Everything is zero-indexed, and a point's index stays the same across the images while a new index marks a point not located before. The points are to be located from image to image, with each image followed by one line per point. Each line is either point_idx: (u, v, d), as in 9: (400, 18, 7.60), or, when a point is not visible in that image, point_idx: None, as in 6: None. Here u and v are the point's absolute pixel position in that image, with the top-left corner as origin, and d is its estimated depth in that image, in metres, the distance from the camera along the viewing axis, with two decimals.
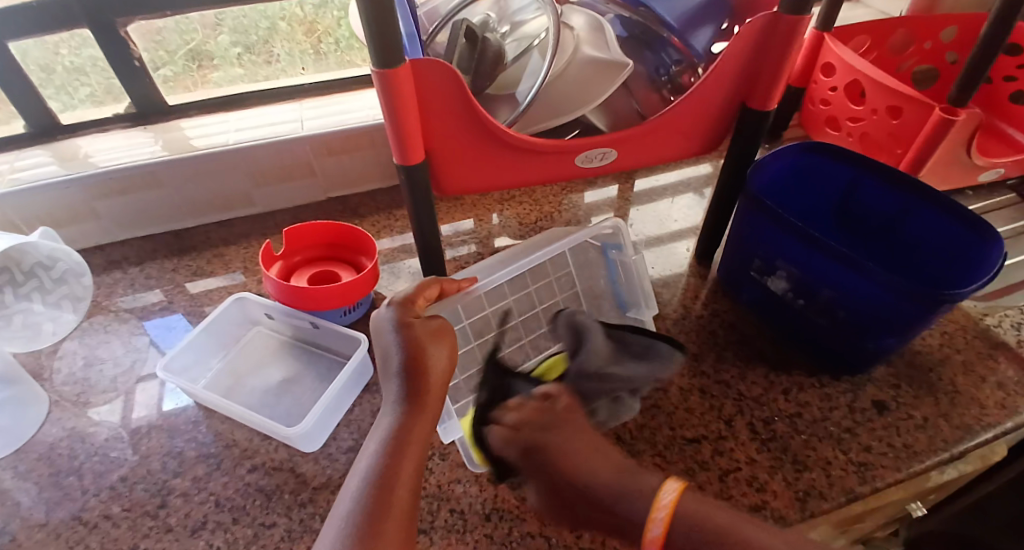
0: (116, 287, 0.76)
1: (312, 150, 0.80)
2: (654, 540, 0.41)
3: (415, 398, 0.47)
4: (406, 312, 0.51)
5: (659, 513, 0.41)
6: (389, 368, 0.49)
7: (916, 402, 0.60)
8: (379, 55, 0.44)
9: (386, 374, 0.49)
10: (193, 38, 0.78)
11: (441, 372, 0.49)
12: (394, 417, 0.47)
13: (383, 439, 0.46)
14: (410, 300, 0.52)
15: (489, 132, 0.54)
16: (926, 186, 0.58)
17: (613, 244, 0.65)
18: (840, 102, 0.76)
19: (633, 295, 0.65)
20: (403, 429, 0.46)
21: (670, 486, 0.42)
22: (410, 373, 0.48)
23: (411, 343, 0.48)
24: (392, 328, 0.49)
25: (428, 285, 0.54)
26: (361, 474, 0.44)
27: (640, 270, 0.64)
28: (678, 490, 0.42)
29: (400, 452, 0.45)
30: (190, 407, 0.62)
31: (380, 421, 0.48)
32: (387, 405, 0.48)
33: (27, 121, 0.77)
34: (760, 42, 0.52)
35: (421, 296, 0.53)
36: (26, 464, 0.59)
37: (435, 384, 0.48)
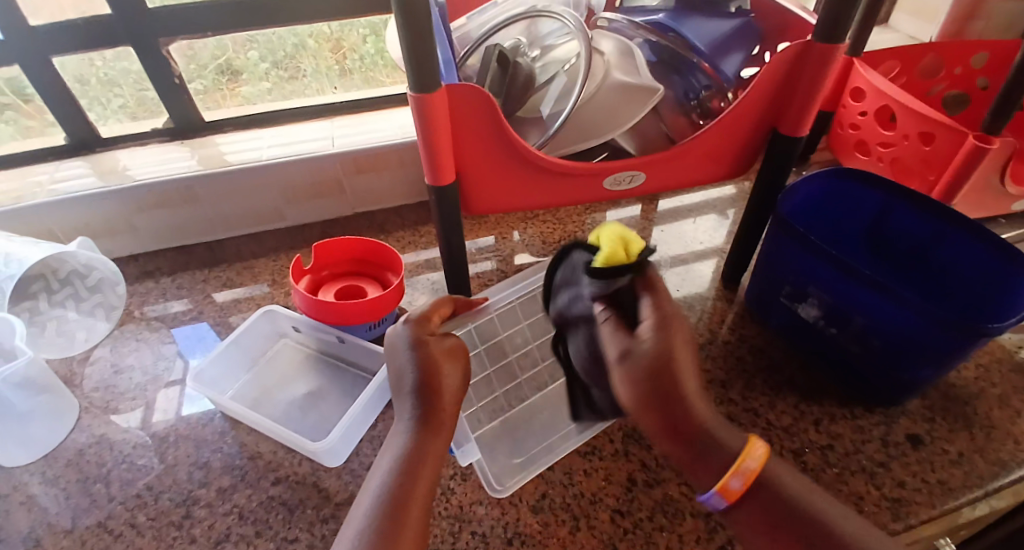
0: (148, 296, 0.78)
1: (342, 167, 0.82)
2: (743, 476, 0.41)
3: (428, 419, 0.47)
4: (423, 328, 0.51)
5: (753, 455, 0.42)
6: (403, 386, 0.49)
7: (950, 435, 0.58)
8: (415, 77, 0.45)
9: (399, 393, 0.49)
10: (224, 54, 0.79)
11: (455, 389, 0.49)
12: (407, 437, 0.47)
13: (396, 458, 0.46)
14: (426, 317, 0.53)
15: (519, 155, 0.54)
16: (959, 215, 0.57)
17: None
18: (870, 127, 0.75)
19: None
20: (417, 449, 0.46)
21: (755, 453, 0.42)
22: (424, 393, 0.48)
23: (427, 363, 0.48)
24: (407, 346, 0.50)
25: (443, 304, 0.56)
26: (374, 493, 0.44)
27: None
28: (762, 459, 0.42)
29: (414, 472, 0.45)
30: (217, 417, 0.63)
31: (393, 439, 0.48)
32: (400, 424, 0.48)
33: (68, 133, 0.79)
34: (792, 68, 0.52)
35: (436, 313, 0.54)
36: (56, 469, 0.60)
37: (448, 404, 0.48)
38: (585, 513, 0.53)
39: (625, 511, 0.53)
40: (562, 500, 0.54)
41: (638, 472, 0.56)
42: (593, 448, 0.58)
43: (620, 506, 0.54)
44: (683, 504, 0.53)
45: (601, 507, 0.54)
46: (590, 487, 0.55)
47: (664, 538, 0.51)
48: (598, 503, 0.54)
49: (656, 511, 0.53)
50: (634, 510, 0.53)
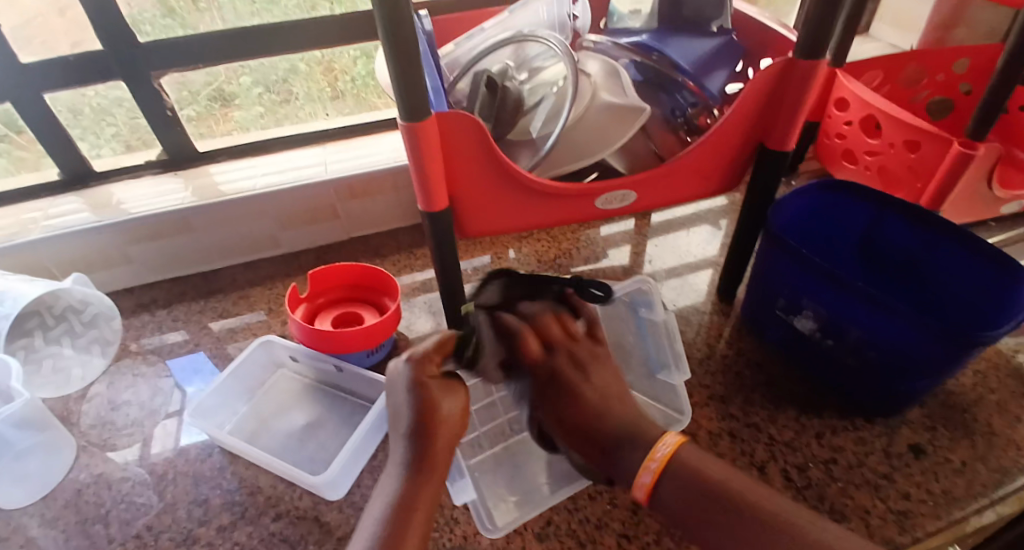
0: (144, 329, 0.78)
1: (335, 193, 0.82)
2: (643, 487, 0.47)
3: (423, 459, 0.47)
4: (422, 369, 0.50)
5: (654, 464, 0.47)
6: (400, 427, 0.50)
7: (952, 444, 0.58)
8: (405, 105, 0.45)
9: (395, 435, 0.50)
10: (215, 80, 0.79)
11: (451, 431, 0.49)
12: (401, 480, 0.47)
13: (390, 501, 0.46)
14: (428, 355, 0.51)
15: (510, 179, 0.55)
16: (948, 224, 0.58)
17: (643, 302, 0.67)
18: (856, 136, 0.75)
19: (662, 356, 0.65)
20: (411, 492, 0.46)
21: (668, 441, 0.48)
22: (420, 433, 0.48)
23: (423, 403, 0.49)
24: (405, 387, 0.50)
25: (446, 341, 0.53)
26: (366, 536, 0.44)
27: (669, 329, 0.65)
28: (673, 445, 0.48)
29: (408, 515, 0.45)
30: (215, 452, 0.62)
31: (386, 481, 0.48)
32: (395, 466, 0.48)
33: (61, 168, 0.80)
34: (776, 85, 0.53)
35: (440, 350, 0.52)
36: (53, 511, 0.59)
37: (443, 446, 0.49)
38: (592, 539, 0.53)
39: (632, 535, 0.53)
40: (568, 527, 0.54)
41: None
42: None
43: (627, 531, 0.53)
44: None
45: (608, 532, 0.53)
46: (596, 513, 0.55)
47: None
48: (604, 528, 0.54)
49: (663, 534, 0.53)
50: (641, 534, 0.53)
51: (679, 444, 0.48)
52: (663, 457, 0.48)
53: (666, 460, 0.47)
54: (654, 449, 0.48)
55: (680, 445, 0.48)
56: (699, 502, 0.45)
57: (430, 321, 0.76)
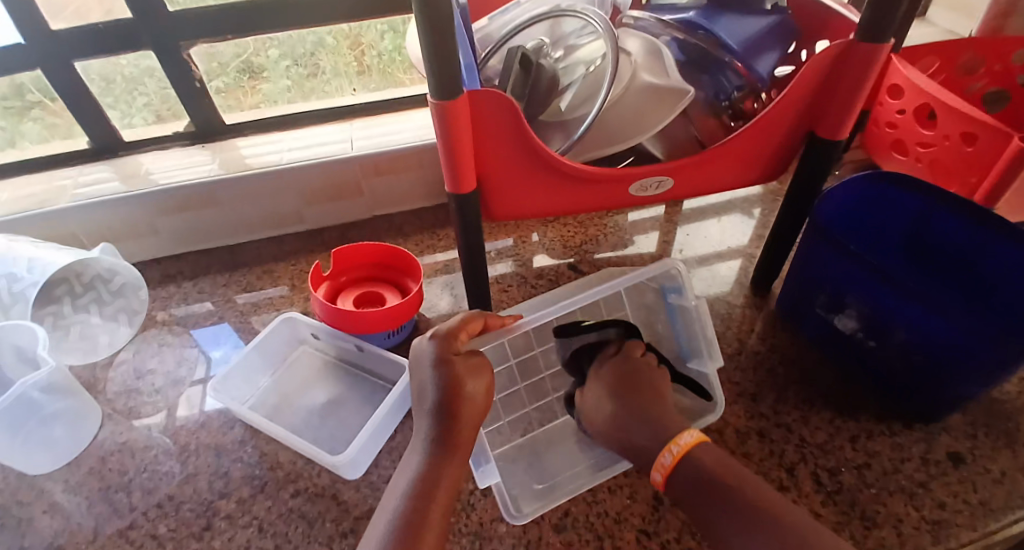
0: (169, 300, 0.78)
1: (360, 170, 0.81)
2: (665, 466, 0.49)
3: (446, 441, 0.47)
4: (447, 346, 0.50)
5: (676, 448, 0.49)
6: (423, 405, 0.49)
7: (994, 454, 0.56)
8: (437, 84, 0.43)
9: (419, 411, 0.49)
10: (244, 51, 0.78)
11: (475, 411, 0.49)
12: (422, 459, 0.46)
13: (412, 479, 0.46)
14: (453, 333, 0.51)
15: (542, 163, 0.53)
16: (1005, 222, 0.54)
17: (673, 287, 0.60)
18: (908, 126, 0.71)
19: (694, 343, 0.60)
20: (433, 472, 0.45)
21: (692, 433, 0.50)
22: (444, 412, 0.48)
23: (449, 383, 0.48)
24: (429, 363, 0.49)
25: (472, 319, 0.52)
26: (389, 514, 0.44)
27: (700, 313, 0.58)
28: (697, 437, 0.49)
29: (430, 495, 0.44)
30: (236, 427, 0.62)
31: (409, 459, 0.47)
32: (418, 443, 0.47)
33: (91, 138, 0.80)
34: (831, 70, 0.50)
35: (465, 328, 0.51)
36: (78, 476, 0.60)
37: (467, 426, 0.48)
38: (610, 534, 0.52)
39: (651, 532, 0.51)
40: (586, 519, 0.53)
41: (666, 491, 0.54)
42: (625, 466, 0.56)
43: (646, 527, 0.52)
44: None
45: (627, 527, 0.52)
46: (615, 507, 0.53)
47: None
48: (624, 523, 0.52)
49: (685, 533, 0.51)
50: (661, 530, 0.52)
51: (697, 440, 0.49)
52: (686, 443, 0.49)
53: (687, 447, 0.48)
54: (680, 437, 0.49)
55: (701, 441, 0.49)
56: (705, 492, 0.46)
57: (452, 303, 0.74)
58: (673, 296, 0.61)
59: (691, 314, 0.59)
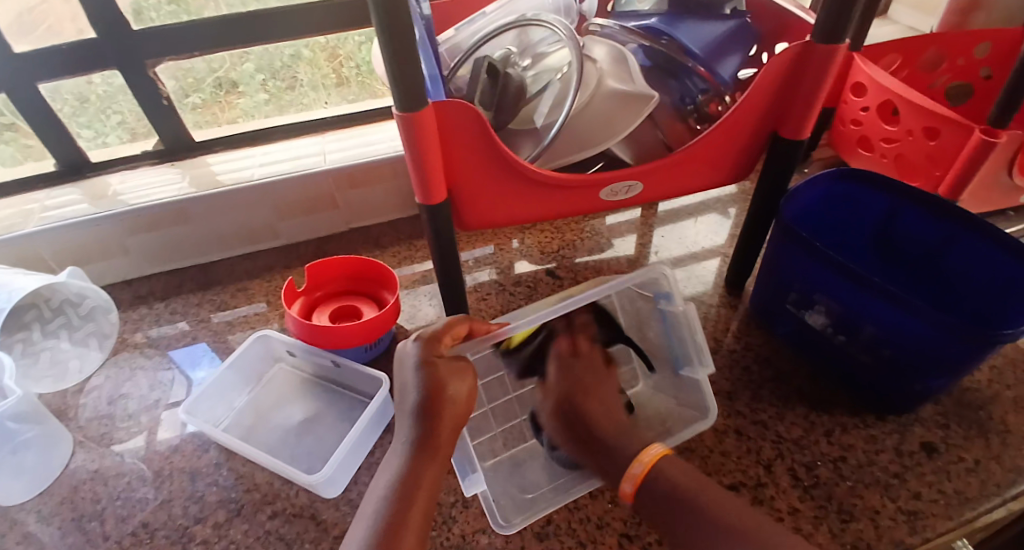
0: (142, 322, 0.77)
1: (334, 183, 0.80)
2: (632, 479, 0.47)
3: (425, 444, 0.46)
4: (431, 348, 0.50)
5: (641, 464, 0.47)
6: (404, 405, 0.48)
7: (966, 443, 0.56)
8: (400, 93, 0.43)
9: (401, 412, 0.49)
10: (220, 67, 0.78)
11: (454, 415, 0.48)
12: (402, 460, 0.46)
13: (391, 482, 0.45)
14: (437, 337, 0.50)
15: (510, 166, 0.52)
16: (965, 213, 0.55)
17: (661, 293, 0.59)
18: (873, 123, 0.72)
19: (686, 351, 0.60)
20: (411, 478, 0.45)
21: (654, 449, 0.48)
22: (426, 416, 0.47)
23: (432, 386, 0.47)
24: (414, 366, 0.49)
25: (456, 324, 0.52)
26: (368, 520, 0.43)
27: (688, 319, 0.58)
28: (659, 453, 0.47)
29: (409, 501, 0.44)
30: (212, 449, 0.61)
31: (389, 463, 0.47)
32: (397, 447, 0.47)
33: (57, 159, 0.78)
34: (792, 69, 0.50)
35: (450, 332, 0.51)
36: (50, 506, 0.58)
37: (446, 429, 0.47)
38: (592, 539, 0.51)
39: (633, 536, 0.51)
40: (568, 526, 0.52)
41: None
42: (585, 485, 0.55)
43: (628, 531, 0.52)
44: None
45: (608, 532, 0.52)
46: (596, 512, 0.53)
47: None
48: (605, 528, 0.52)
49: None
50: (642, 534, 0.51)
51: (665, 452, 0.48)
52: (653, 456, 0.48)
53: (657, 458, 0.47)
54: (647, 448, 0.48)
55: (662, 455, 0.48)
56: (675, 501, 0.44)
57: (431, 313, 0.74)
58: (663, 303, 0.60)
59: (680, 321, 0.59)
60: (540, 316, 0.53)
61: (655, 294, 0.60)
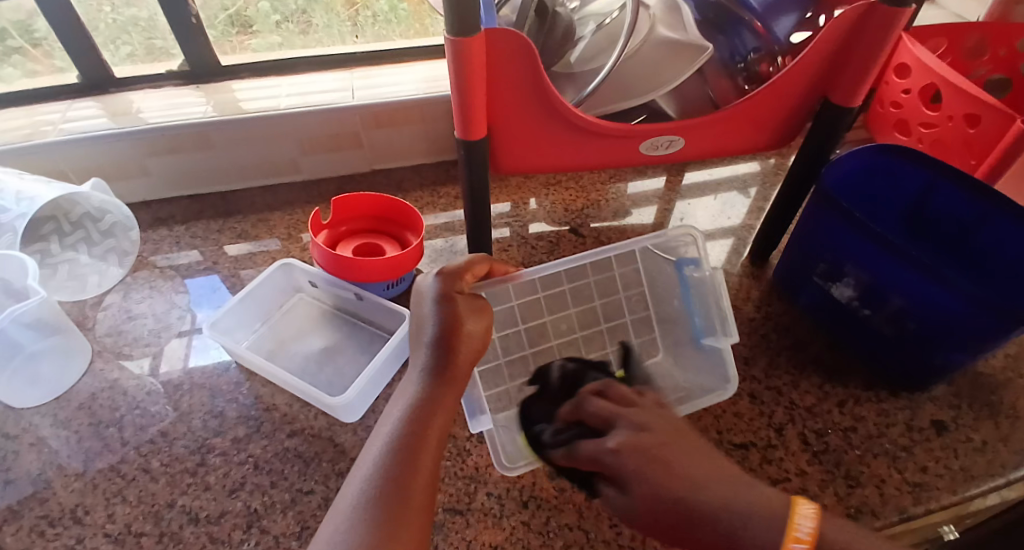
0: (161, 244, 0.76)
1: (360, 121, 0.79)
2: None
3: (444, 374, 0.45)
4: (451, 284, 0.49)
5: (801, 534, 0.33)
6: (421, 336, 0.48)
7: (976, 424, 0.57)
8: (454, 21, 0.42)
9: (415, 344, 0.48)
10: (232, 5, 0.78)
11: (472, 347, 0.48)
12: (419, 387, 0.45)
13: (407, 408, 0.44)
14: (459, 273, 0.50)
15: (554, 106, 0.52)
16: (1005, 197, 0.55)
17: (689, 261, 0.59)
18: (913, 105, 0.71)
19: (708, 321, 0.59)
20: (428, 403, 0.44)
21: (804, 509, 0.34)
22: (444, 346, 0.46)
23: (448, 315, 0.47)
24: (432, 299, 0.48)
25: (478, 262, 0.52)
26: (383, 438, 0.42)
27: (716, 286, 0.57)
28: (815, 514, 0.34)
29: (425, 425, 0.43)
30: (232, 368, 0.62)
31: (404, 390, 0.46)
32: (414, 375, 0.46)
33: (80, 72, 0.77)
34: (853, 31, 0.49)
35: (471, 271, 0.51)
36: (67, 412, 0.59)
37: (465, 358, 0.47)
38: None
39: None
40: None
41: None
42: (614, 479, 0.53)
43: None
44: None
45: None
46: None
47: None
48: None
49: None
50: None
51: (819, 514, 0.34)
52: (809, 536, 0.33)
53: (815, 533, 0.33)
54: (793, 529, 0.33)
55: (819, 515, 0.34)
56: None
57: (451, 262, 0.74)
58: (689, 271, 0.60)
59: (705, 291, 0.59)
60: (556, 265, 0.56)
61: (679, 261, 0.60)
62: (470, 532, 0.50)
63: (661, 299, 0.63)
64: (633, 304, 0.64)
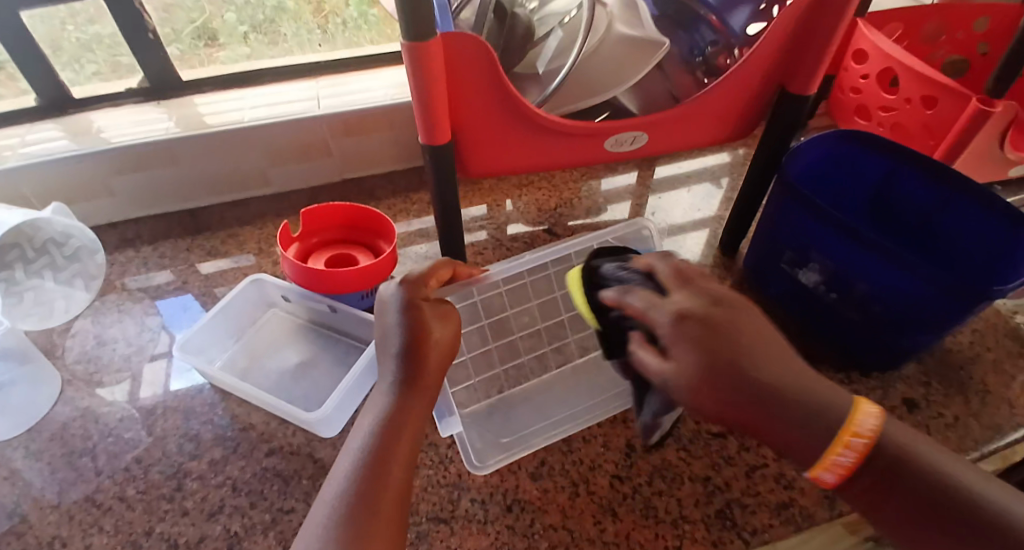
0: (129, 266, 0.75)
1: (329, 130, 0.78)
2: (838, 469, 0.36)
3: (413, 383, 0.45)
4: (416, 291, 0.49)
5: (854, 439, 0.36)
6: (388, 347, 0.46)
7: (946, 401, 0.59)
8: (409, 27, 0.42)
9: (382, 354, 0.47)
10: (199, 16, 0.77)
11: (442, 350, 0.47)
12: (390, 398, 0.44)
13: (377, 420, 0.43)
14: (419, 281, 0.50)
15: (516, 108, 0.52)
16: (962, 177, 0.56)
17: (642, 250, 0.66)
18: (873, 91, 0.72)
19: None
20: (398, 413, 0.43)
21: (868, 410, 0.36)
22: (411, 354, 0.45)
23: (413, 323, 0.46)
24: (398, 308, 0.47)
25: (442, 267, 0.54)
26: (354, 454, 0.42)
27: None
28: (879, 415, 0.36)
29: (395, 436, 0.42)
30: (206, 389, 0.61)
31: (372, 403, 0.45)
32: (383, 386, 0.45)
33: (37, 94, 0.75)
34: (805, 22, 0.50)
35: (434, 275, 0.52)
36: (38, 443, 0.58)
37: (435, 361, 0.46)
38: (584, 480, 0.53)
39: (624, 477, 0.53)
40: (561, 467, 0.54)
41: (636, 439, 0.56)
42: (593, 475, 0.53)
43: (619, 473, 0.54)
44: (681, 470, 0.54)
45: (600, 473, 0.54)
46: (588, 455, 0.55)
47: (663, 503, 0.52)
48: (597, 469, 0.54)
49: (655, 476, 0.53)
50: (633, 476, 0.54)
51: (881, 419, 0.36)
52: (869, 432, 0.36)
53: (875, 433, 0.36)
54: (856, 421, 0.36)
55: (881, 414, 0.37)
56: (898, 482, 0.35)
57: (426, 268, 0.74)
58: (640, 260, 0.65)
59: None
60: (519, 264, 0.63)
61: (631, 249, 0.66)
62: (454, 540, 0.50)
63: None
64: None
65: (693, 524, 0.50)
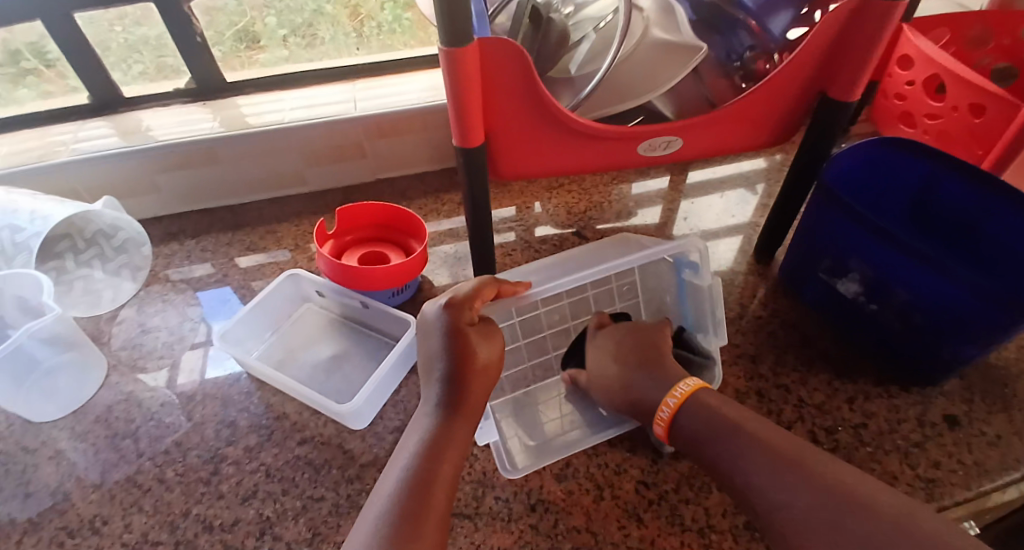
0: (173, 258, 0.78)
1: (364, 131, 0.80)
2: (661, 422, 0.50)
3: (456, 405, 0.47)
4: (460, 314, 0.49)
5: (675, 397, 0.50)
6: (433, 371, 0.49)
7: (989, 418, 0.57)
8: (446, 31, 0.43)
9: (427, 380, 0.49)
10: (241, 20, 0.79)
11: (487, 368, 0.49)
12: (433, 420, 0.47)
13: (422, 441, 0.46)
14: (466, 301, 0.50)
15: (551, 115, 0.53)
16: (1008, 187, 0.54)
17: (687, 263, 0.60)
18: (917, 97, 0.71)
19: (700, 316, 0.61)
20: (442, 435, 0.46)
21: (690, 382, 0.50)
22: (455, 378, 0.47)
23: (457, 348, 0.48)
24: (442, 331, 0.48)
25: (486, 286, 0.52)
26: (399, 474, 0.43)
27: (712, 293, 0.59)
28: (694, 385, 0.50)
29: (439, 456, 0.44)
30: (242, 378, 0.63)
31: (417, 424, 0.47)
32: (427, 407, 0.48)
33: (90, 93, 0.79)
34: (845, 27, 0.50)
35: (479, 296, 0.51)
36: (84, 424, 0.60)
37: (481, 381, 0.48)
38: (610, 484, 0.53)
39: (650, 483, 0.53)
40: (586, 470, 0.54)
41: None
42: (618, 481, 0.54)
43: (645, 478, 0.54)
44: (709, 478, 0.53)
45: (626, 478, 0.54)
46: (614, 459, 0.55)
47: (690, 511, 0.51)
48: (623, 474, 0.54)
49: (682, 483, 0.53)
50: (659, 482, 0.53)
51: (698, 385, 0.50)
52: (682, 394, 0.50)
53: (684, 396, 0.49)
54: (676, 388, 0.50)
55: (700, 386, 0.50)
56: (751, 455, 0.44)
57: (456, 268, 0.75)
58: (686, 272, 0.61)
59: (701, 293, 0.60)
60: (565, 283, 0.56)
61: (678, 261, 0.61)
62: (479, 536, 0.50)
63: (650, 287, 0.67)
64: (623, 291, 0.68)
65: (720, 535, 0.50)
